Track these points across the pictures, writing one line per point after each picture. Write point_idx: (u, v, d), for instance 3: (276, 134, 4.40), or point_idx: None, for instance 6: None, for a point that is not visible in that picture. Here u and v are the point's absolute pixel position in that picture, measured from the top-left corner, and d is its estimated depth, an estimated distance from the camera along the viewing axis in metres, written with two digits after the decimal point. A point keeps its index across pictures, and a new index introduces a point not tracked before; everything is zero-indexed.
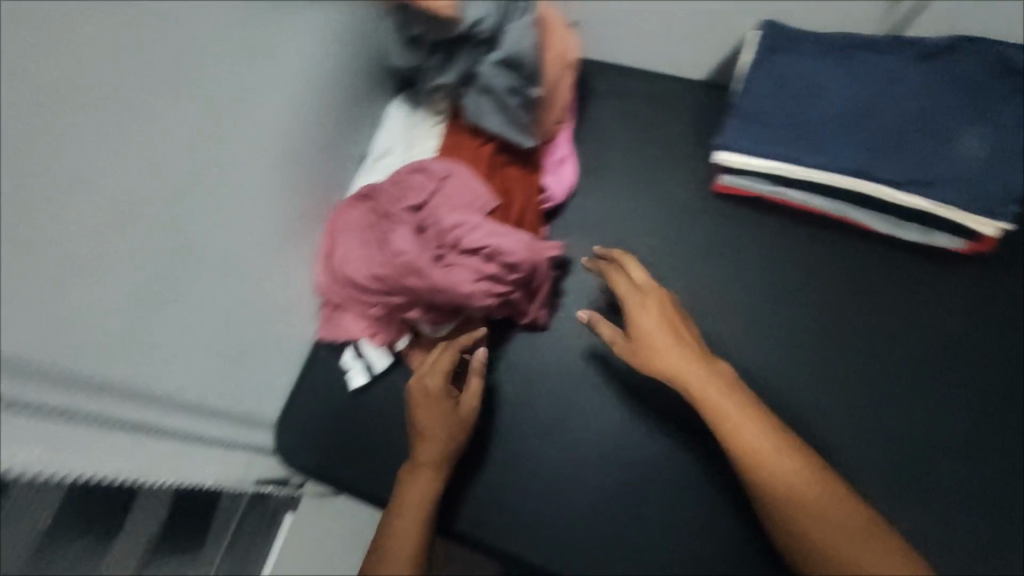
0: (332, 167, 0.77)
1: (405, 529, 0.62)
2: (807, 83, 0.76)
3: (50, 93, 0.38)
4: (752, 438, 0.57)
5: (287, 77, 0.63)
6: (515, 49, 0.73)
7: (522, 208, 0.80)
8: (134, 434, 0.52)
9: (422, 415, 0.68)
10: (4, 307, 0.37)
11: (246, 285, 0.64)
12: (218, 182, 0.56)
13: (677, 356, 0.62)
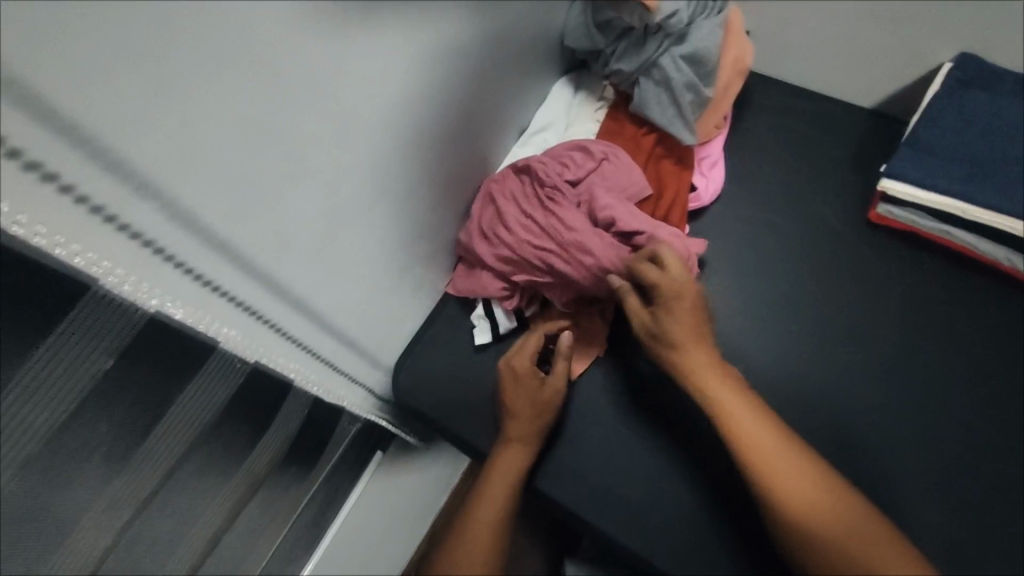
0: (494, 135, 0.85)
1: (490, 495, 0.75)
2: (997, 124, 0.72)
3: (321, 54, 0.48)
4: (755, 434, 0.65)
5: (474, 49, 0.71)
6: (701, 47, 0.75)
7: (672, 201, 0.81)
8: (289, 341, 0.61)
9: (511, 396, 0.77)
10: (247, 209, 0.48)
11: (394, 224, 0.72)
12: (399, 137, 0.65)
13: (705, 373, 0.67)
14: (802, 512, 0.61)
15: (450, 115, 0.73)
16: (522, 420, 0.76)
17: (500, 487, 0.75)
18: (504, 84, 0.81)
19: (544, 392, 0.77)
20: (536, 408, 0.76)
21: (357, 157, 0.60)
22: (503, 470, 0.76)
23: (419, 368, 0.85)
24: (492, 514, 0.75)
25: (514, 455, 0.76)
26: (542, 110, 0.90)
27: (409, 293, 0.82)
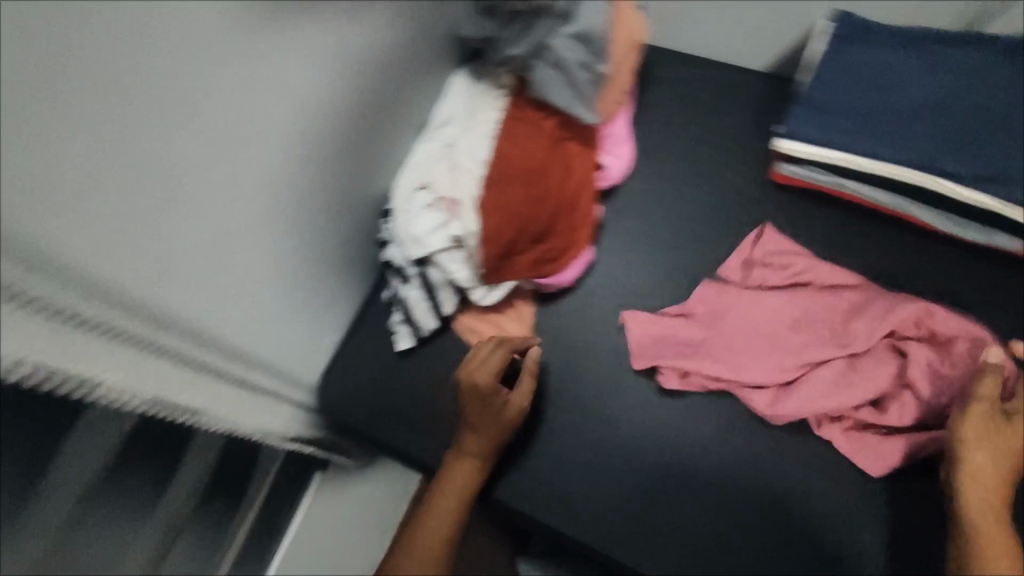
0: (390, 134, 0.82)
1: (439, 511, 0.71)
2: (881, 76, 0.73)
3: (158, 60, 0.45)
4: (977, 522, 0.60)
5: (356, 46, 0.68)
6: (589, 25, 0.74)
7: (582, 180, 0.81)
8: (199, 370, 0.59)
9: (473, 411, 0.71)
10: (97, 239, 0.44)
11: (295, 236, 0.69)
12: (286, 143, 0.61)
13: (988, 460, 0.62)
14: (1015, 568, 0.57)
15: (345, 117, 0.70)
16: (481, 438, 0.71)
17: (452, 502, 0.71)
18: (397, 79, 0.78)
19: (503, 409, 0.71)
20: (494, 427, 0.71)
21: (241, 170, 0.56)
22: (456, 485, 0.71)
23: (342, 380, 0.83)
24: (442, 530, 0.71)
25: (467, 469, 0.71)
26: (444, 103, 0.87)
27: (319, 305, 0.80)
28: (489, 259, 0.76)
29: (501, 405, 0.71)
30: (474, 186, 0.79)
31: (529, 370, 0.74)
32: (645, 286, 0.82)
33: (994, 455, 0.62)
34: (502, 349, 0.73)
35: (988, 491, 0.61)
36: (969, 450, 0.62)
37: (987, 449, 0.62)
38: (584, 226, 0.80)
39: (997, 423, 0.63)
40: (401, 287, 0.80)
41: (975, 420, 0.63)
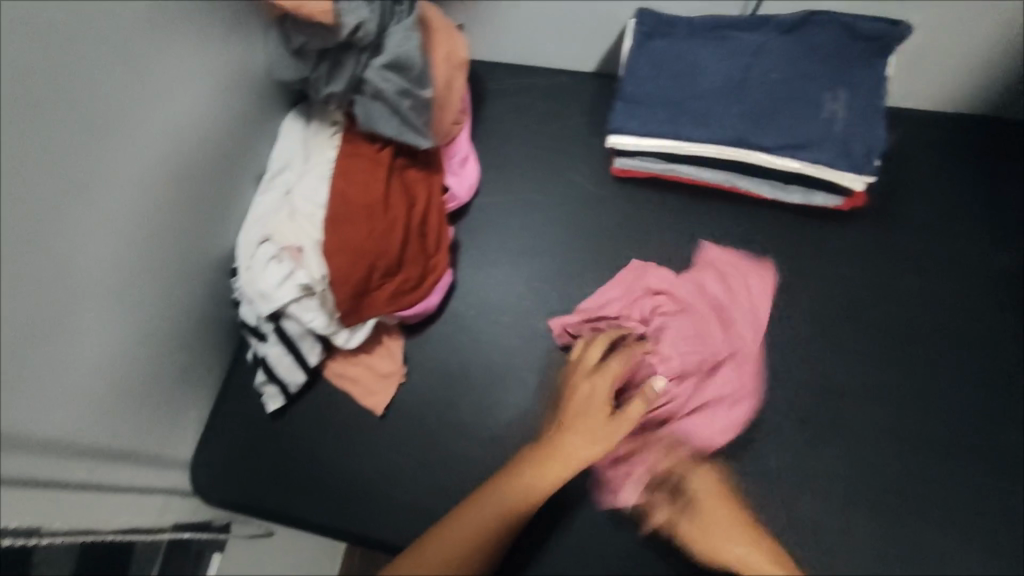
0: (225, 190, 0.79)
1: (470, 514, 0.65)
2: (684, 65, 0.78)
3: None
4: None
5: (158, 107, 0.64)
6: (400, 52, 0.74)
7: (426, 208, 0.81)
8: (49, 488, 0.57)
9: (574, 405, 0.72)
10: None
11: (131, 319, 0.65)
12: (93, 218, 0.58)
13: (762, 555, 0.66)
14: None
15: (164, 183, 0.67)
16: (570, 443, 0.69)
17: (493, 508, 0.65)
18: (218, 133, 0.75)
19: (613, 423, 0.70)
20: (597, 440, 0.69)
21: (46, 256, 0.53)
22: (503, 488, 0.67)
23: (218, 454, 0.79)
24: (472, 537, 0.64)
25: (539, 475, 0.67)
26: (278, 150, 0.84)
27: (177, 382, 0.75)
28: (345, 300, 0.74)
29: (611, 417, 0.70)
30: (316, 230, 0.76)
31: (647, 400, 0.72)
32: (508, 299, 0.83)
33: (730, 538, 0.68)
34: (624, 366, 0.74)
35: (771, 571, 0.65)
36: (719, 551, 0.68)
37: (732, 543, 0.68)
38: (440, 250, 0.81)
39: (710, 505, 0.70)
40: (260, 345, 0.77)
41: (694, 516, 0.70)
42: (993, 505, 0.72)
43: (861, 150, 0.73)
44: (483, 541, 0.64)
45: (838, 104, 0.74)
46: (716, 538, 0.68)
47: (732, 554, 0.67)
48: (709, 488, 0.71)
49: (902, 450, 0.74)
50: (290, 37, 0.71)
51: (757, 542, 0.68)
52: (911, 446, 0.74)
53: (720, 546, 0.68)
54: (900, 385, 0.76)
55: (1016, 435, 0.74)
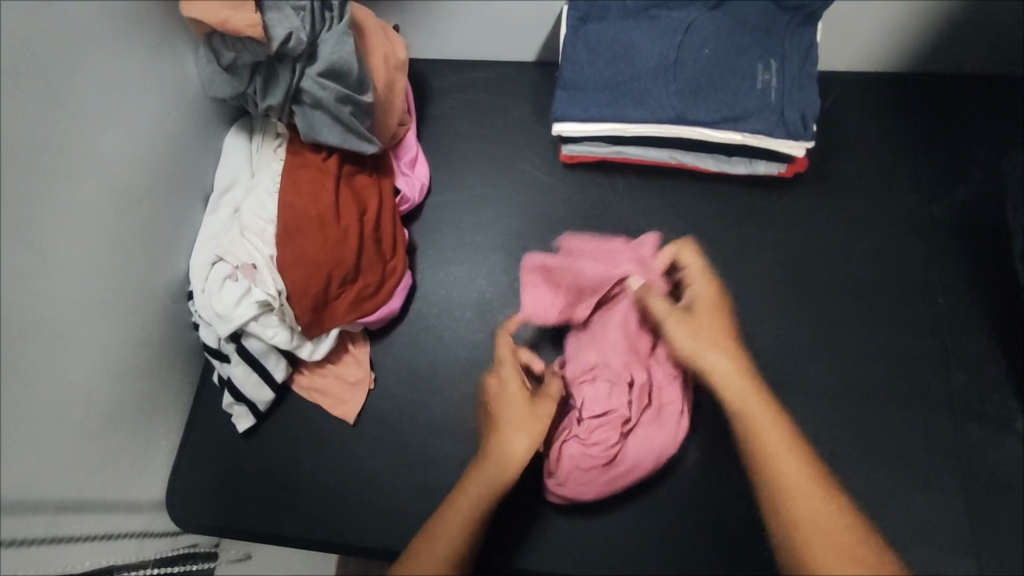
0: (174, 212, 0.77)
1: (430, 547, 0.67)
2: (621, 47, 0.79)
3: None
4: (771, 444, 0.72)
5: (92, 134, 0.63)
6: (335, 59, 0.73)
7: (379, 213, 0.81)
8: (13, 542, 0.55)
9: (500, 407, 0.76)
10: None
11: (85, 353, 0.64)
12: (34, 259, 0.57)
13: (733, 369, 0.76)
14: (800, 503, 0.68)
15: (105, 212, 0.66)
16: (506, 444, 0.73)
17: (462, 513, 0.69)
18: (156, 155, 0.73)
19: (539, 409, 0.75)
20: (524, 433, 0.73)
21: None
22: (474, 486, 0.72)
23: (193, 479, 0.79)
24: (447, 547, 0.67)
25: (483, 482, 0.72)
26: (222, 167, 0.83)
27: (140, 411, 0.74)
28: (305, 312, 0.74)
29: (536, 403, 0.75)
30: (268, 246, 0.75)
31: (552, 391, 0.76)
32: (471, 295, 0.84)
33: (709, 343, 0.77)
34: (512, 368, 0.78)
35: (736, 387, 0.75)
36: (699, 357, 0.76)
37: (721, 362, 0.76)
38: (396, 253, 0.81)
39: (691, 329, 0.77)
40: (223, 366, 0.76)
41: (681, 333, 0.77)
42: (952, 446, 0.74)
43: (798, 117, 0.75)
44: (463, 543, 0.68)
45: (771, 74, 0.76)
46: (698, 353, 0.76)
47: (718, 374, 0.75)
48: (720, 321, 0.79)
49: (863, 403, 0.76)
50: (220, 53, 0.70)
51: (739, 363, 0.77)
52: (872, 398, 0.76)
53: (703, 360, 0.76)
54: (855, 340, 0.78)
55: (962, 376, 0.77)
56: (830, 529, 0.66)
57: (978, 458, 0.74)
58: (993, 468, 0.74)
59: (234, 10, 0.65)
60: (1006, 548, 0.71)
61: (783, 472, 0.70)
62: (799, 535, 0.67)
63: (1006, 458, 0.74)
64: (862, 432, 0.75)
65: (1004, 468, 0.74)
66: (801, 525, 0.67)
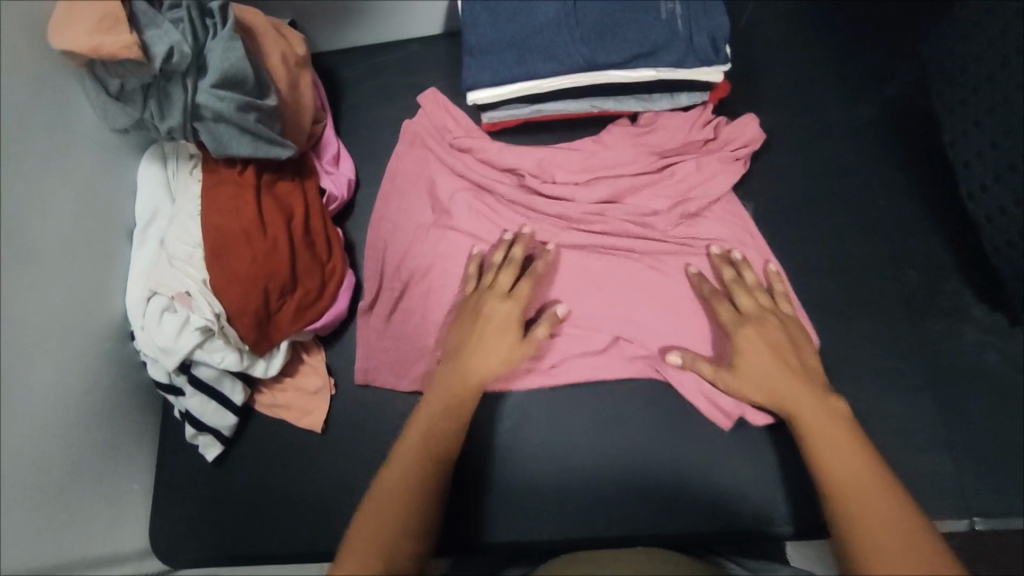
0: (100, 251, 0.75)
1: (412, 444, 0.61)
2: (519, 1, 0.77)
3: None
4: (843, 473, 0.57)
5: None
6: (225, 67, 0.70)
7: (306, 216, 0.80)
8: None
9: (486, 335, 0.70)
10: None
11: (39, 410, 0.63)
12: None
13: (796, 385, 0.65)
14: (834, 464, 0.58)
15: (27, 262, 0.64)
16: (488, 334, 0.70)
17: (447, 401, 0.66)
18: (67, 197, 0.71)
19: (526, 347, 0.71)
20: (483, 360, 0.68)
21: None
22: (422, 430, 0.63)
23: (176, 515, 0.79)
24: (430, 445, 0.62)
25: (483, 371, 0.68)
26: (141, 200, 0.80)
27: (107, 456, 0.74)
28: (250, 330, 0.72)
29: (524, 339, 0.71)
30: (200, 270, 0.73)
31: (500, 319, 0.70)
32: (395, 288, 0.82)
33: (773, 376, 0.66)
34: (523, 278, 0.74)
35: (822, 432, 0.61)
36: (758, 383, 0.66)
37: (758, 363, 0.67)
38: (332, 254, 0.81)
39: (771, 334, 0.69)
40: (179, 400, 0.75)
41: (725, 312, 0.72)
42: (916, 341, 0.75)
43: (709, 43, 0.75)
44: (410, 498, 0.58)
45: (673, 3, 0.76)
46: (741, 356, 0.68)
47: (760, 386, 0.66)
48: (771, 342, 0.68)
49: None
50: (105, 81, 0.67)
51: (777, 342, 0.68)
52: None
53: (748, 352, 0.68)
54: (807, 250, 0.78)
55: (914, 272, 0.78)
56: (902, 546, 0.51)
57: (942, 349, 0.75)
58: (956, 354, 0.75)
59: (106, 33, 0.62)
60: (980, 430, 0.72)
61: (873, 522, 0.53)
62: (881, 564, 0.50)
63: (965, 344, 0.75)
64: (810, 313, 0.76)
65: (967, 354, 0.75)
66: (849, 509, 0.55)
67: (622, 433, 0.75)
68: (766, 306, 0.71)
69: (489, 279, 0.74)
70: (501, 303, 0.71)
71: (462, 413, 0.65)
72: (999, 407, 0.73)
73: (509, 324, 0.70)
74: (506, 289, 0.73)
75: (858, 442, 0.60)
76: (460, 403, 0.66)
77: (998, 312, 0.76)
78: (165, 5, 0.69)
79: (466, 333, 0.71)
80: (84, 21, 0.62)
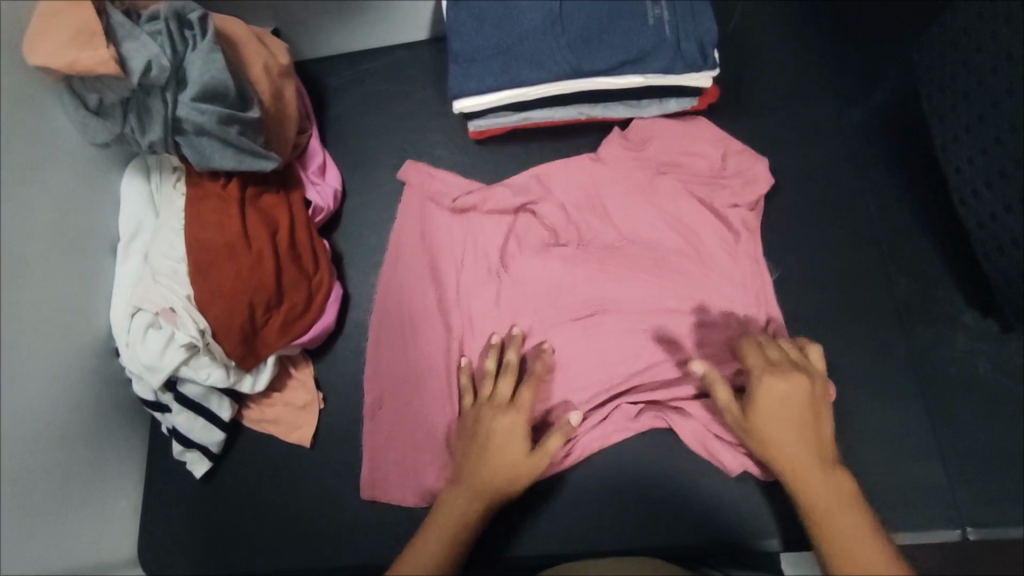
0: (83, 267, 0.74)
1: (412, 563, 0.58)
2: (504, 8, 0.76)
3: None
4: (868, 570, 0.52)
5: None
6: (205, 80, 0.68)
7: (292, 229, 0.79)
8: None
9: (493, 448, 0.65)
10: None
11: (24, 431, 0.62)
12: None
13: (813, 456, 0.60)
14: (858, 557, 0.53)
15: (9, 282, 0.63)
16: (495, 448, 0.65)
17: (452, 524, 0.62)
18: (48, 214, 0.70)
19: (532, 462, 0.65)
20: (488, 471, 0.64)
21: None
22: (428, 546, 0.60)
23: (165, 532, 0.78)
24: (434, 564, 0.59)
25: (499, 481, 0.64)
26: (125, 215, 0.80)
27: (94, 475, 0.73)
28: (235, 346, 0.72)
29: (533, 453, 0.66)
30: (184, 286, 0.72)
31: (506, 427, 0.66)
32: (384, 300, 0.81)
33: (798, 439, 0.61)
34: (525, 387, 0.70)
35: (845, 517, 0.56)
36: (777, 445, 0.61)
37: (780, 433, 0.61)
38: (319, 266, 0.80)
39: (801, 394, 0.62)
40: (166, 417, 0.74)
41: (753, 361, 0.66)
42: (906, 349, 0.74)
43: (696, 49, 0.74)
44: None
45: (660, 8, 0.75)
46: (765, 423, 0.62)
47: (781, 451, 0.61)
48: (799, 401, 0.62)
49: None
50: (84, 96, 0.66)
51: (805, 402, 0.62)
52: None
53: (773, 411, 0.62)
54: (799, 258, 0.78)
55: (904, 278, 0.77)
56: None
57: (932, 357, 0.75)
58: (946, 362, 0.74)
59: (82, 48, 0.61)
60: (971, 438, 0.72)
61: None
62: None
63: (956, 352, 0.75)
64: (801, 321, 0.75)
65: (958, 361, 0.74)
66: None
67: (610, 445, 0.74)
68: (795, 362, 0.66)
69: (488, 388, 0.71)
70: (501, 417, 0.67)
71: (465, 536, 0.62)
72: (989, 415, 0.73)
73: (516, 436, 0.66)
74: (507, 398, 0.69)
75: (876, 530, 0.56)
76: (461, 522, 0.62)
77: (988, 319, 0.75)
78: (144, 17, 0.68)
79: (468, 449, 0.67)
80: (59, 34, 0.61)
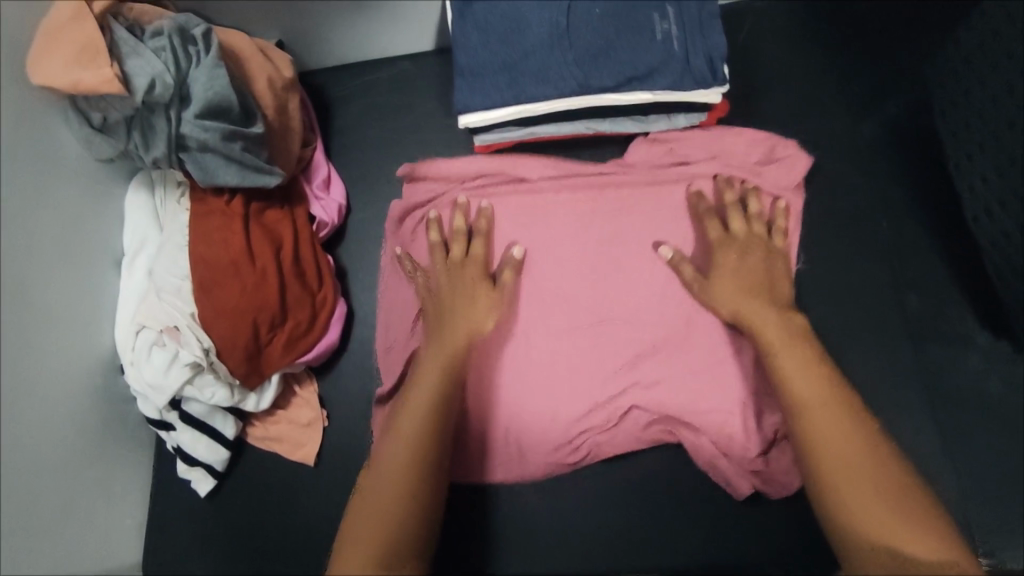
0: (88, 284, 0.74)
1: (408, 416, 0.63)
2: (511, 21, 0.74)
3: None
4: (812, 394, 0.62)
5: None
6: (210, 97, 0.68)
7: (295, 246, 0.79)
8: None
9: (452, 294, 0.73)
10: None
11: (35, 454, 0.63)
12: None
13: (765, 304, 0.70)
14: (803, 386, 0.63)
15: (21, 304, 0.63)
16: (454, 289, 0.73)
17: (433, 375, 0.66)
18: (56, 232, 0.69)
19: (495, 294, 0.74)
20: (458, 321, 0.71)
21: None
22: (414, 414, 0.63)
23: (172, 546, 0.79)
24: (428, 411, 0.63)
25: (465, 332, 0.71)
26: (130, 230, 0.80)
27: (101, 493, 0.73)
28: (239, 364, 0.72)
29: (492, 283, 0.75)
30: (189, 304, 0.71)
31: (461, 267, 0.74)
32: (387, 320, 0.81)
33: (745, 292, 0.71)
34: (478, 239, 0.76)
35: (789, 350, 0.66)
36: (728, 300, 0.72)
37: (738, 292, 0.71)
38: (323, 282, 0.80)
39: (745, 255, 0.73)
40: (171, 435, 0.74)
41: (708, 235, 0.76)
42: (917, 365, 0.74)
43: (706, 65, 0.73)
44: (413, 472, 0.58)
45: (669, 23, 0.74)
46: (722, 294, 0.72)
47: (727, 304, 0.72)
48: (746, 262, 0.73)
49: None
50: (88, 114, 0.65)
51: (754, 265, 0.73)
52: None
53: (724, 275, 0.73)
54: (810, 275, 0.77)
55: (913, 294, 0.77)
56: (855, 459, 0.57)
57: (937, 373, 0.75)
58: (953, 378, 0.75)
59: (86, 67, 0.60)
60: (974, 455, 0.72)
61: (825, 431, 0.59)
62: (835, 465, 0.57)
63: (961, 368, 0.75)
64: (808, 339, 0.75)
65: (961, 379, 0.75)
66: (811, 423, 0.60)
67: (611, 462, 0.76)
68: (743, 223, 0.75)
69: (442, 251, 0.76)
70: (461, 267, 0.75)
71: (448, 391, 0.66)
72: (993, 431, 0.73)
73: (476, 282, 0.74)
74: (461, 256, 0.75)
75: (818, 360, 0.66)
76: (441, 363, 0.68)
77: (999, 337, 0.75)
78: (147, 33, 0.67)
79: (429, 301, 0.74)
80: (64, 53, 0.60)
